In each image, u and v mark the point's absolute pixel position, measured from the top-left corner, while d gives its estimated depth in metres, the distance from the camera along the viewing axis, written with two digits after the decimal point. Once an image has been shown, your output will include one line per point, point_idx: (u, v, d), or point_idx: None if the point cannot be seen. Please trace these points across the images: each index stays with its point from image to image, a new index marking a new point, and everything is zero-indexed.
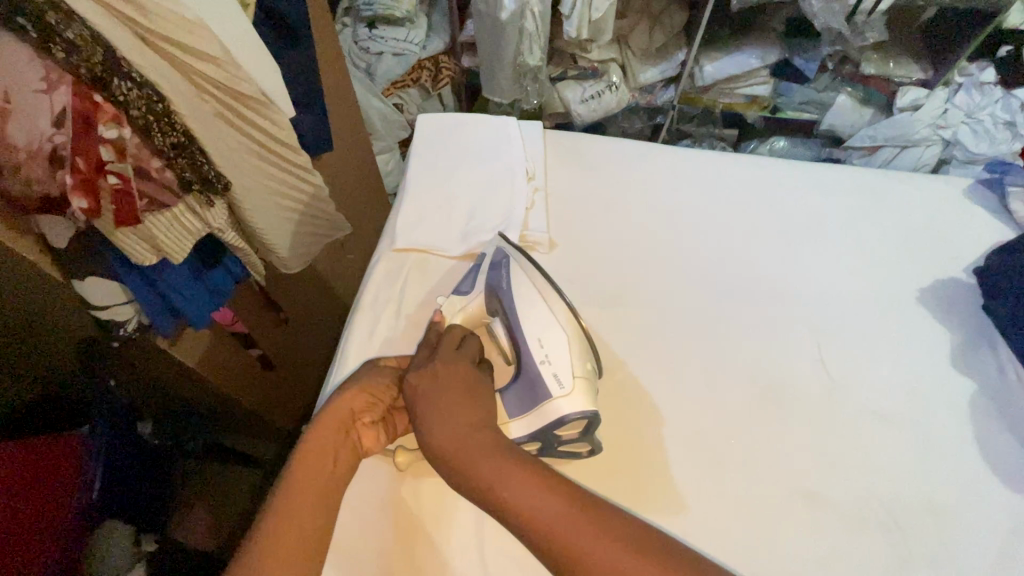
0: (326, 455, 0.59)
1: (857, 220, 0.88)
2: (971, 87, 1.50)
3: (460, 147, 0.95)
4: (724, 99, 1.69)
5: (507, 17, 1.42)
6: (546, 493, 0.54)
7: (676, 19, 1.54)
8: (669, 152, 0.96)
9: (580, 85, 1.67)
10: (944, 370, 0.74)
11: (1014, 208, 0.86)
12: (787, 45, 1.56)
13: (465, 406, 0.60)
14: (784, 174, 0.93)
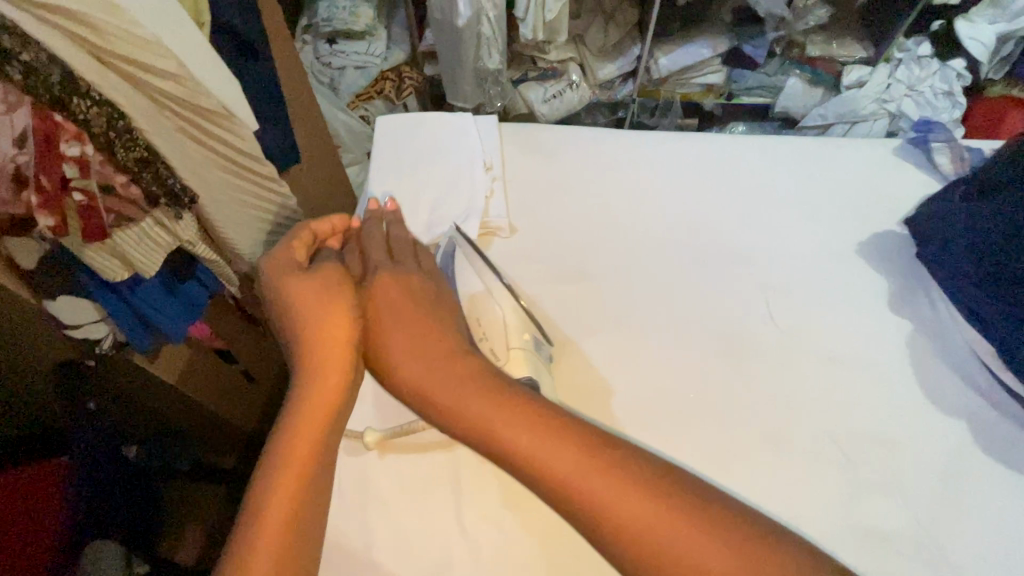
0: (319, 381, 0.57)
1: (800, 184, 0.94)
2: (911, 61, 1.61)
3: (419, 147, 0.98)
4: (680, 89, 1.76)
5: (462, 23, 1.46)
6: (492, 408, 0.52)
7: (629, 16, 1.63)
8: (617, 138, 1.00)
9: (541, 85, 1.72)
10: (888, 316, 0.79)
11: (939, 160, 0.92)
12: (737, 34, 1.63)
13: (417, 331, 0.59)
14: (731, 147, 0.98)
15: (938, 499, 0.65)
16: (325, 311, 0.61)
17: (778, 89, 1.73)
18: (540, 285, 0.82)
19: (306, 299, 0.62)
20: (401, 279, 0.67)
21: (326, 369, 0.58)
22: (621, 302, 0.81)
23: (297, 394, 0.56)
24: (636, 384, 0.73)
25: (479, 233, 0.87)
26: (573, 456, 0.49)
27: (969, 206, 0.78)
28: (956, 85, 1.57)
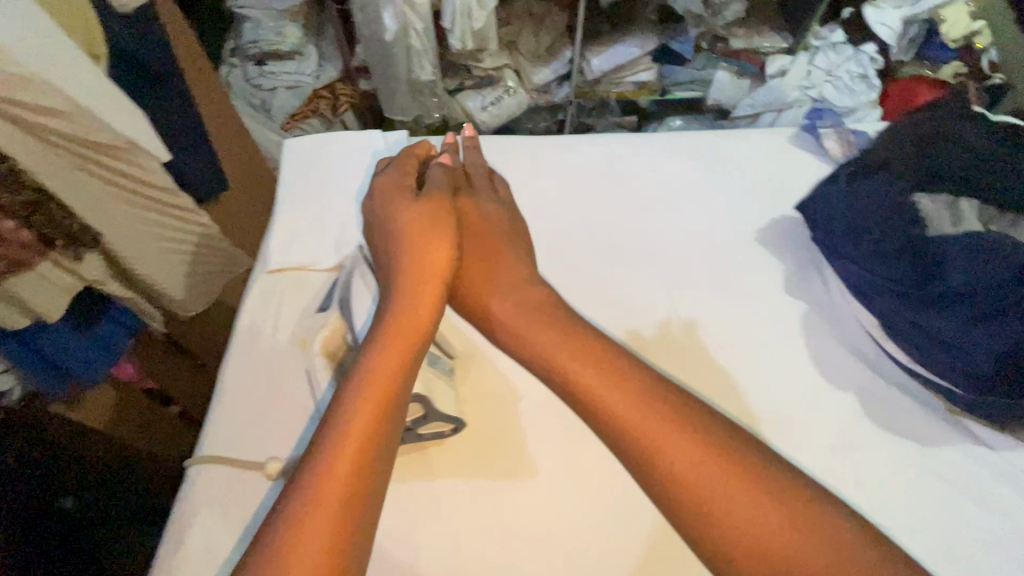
0: (424, 277, 0.65)
1: (702, 178, 0.97)
2: (827, 48, 1.64)
3: (328, 167, 0.98)
4: (615, 89, 1.79)
5: (391, 38, 1.48)
6: (564, 352, 0.57)
7: (559, 20, 1.66)
8: (522, 144, 1.01)
9: (478, 93, 1.74)
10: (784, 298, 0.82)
11: (828, 146, 0.97)
12: (662, 31, 1.70)
13: (509, 272, 0.68)
14: (637, 147, 1.01)
15: (835, 461, 0.68)
16: (429, 241, 0.69)
17: (709, 83, 1.78)
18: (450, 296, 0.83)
19: (410, 229, 0.70)
20: (486, 222, 0.77)
21: (424, 291, 0.64)
22: None
23: (390, 308, 0.61)
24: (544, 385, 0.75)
25: None
26: (636, 402, 0.52)
27: (852, 186, 0.82)
28: (869, 69, 1.59)
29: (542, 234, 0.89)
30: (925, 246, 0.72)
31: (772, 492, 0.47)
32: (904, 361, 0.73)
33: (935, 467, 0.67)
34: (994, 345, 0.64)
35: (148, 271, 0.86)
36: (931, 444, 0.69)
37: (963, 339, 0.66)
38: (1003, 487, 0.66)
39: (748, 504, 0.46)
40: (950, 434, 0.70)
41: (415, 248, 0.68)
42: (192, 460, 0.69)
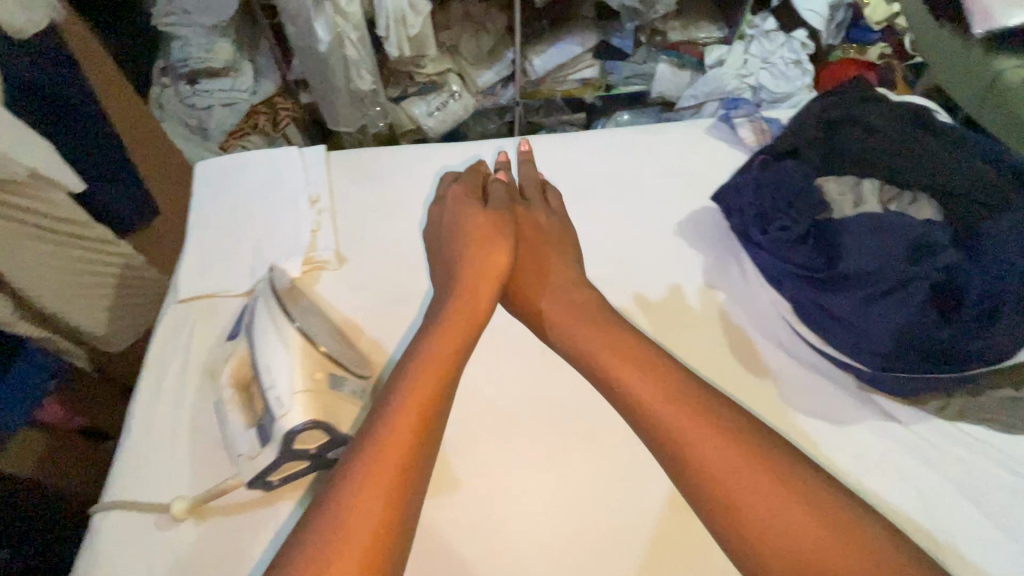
0: (481, 290, 0.69)
1: (622, 174, 0.97)
2: (761, 36, 1.70)
3: (243, 187, 0.95)
4: (560, 88, 1.78)
5: (325, 48, 1.44)
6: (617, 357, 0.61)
7: (499, 21, 1.64)
8: (442, 157, 1.00)
9: (423, 100, 1.72)
10: (705, 290, 0.83)
11: (743, 135, 0.98)
12: (602, 29, 1.70)
13: (567, 287, 0.72)
14: (558, 146, 1.01)
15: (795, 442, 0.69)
16: (486, 245, 0.74)
17: (650, 77, 1.77)
18: (370, 317, 0.82)
19: (470, 234, 0.76)
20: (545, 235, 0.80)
21: (469, 299, 0.67)
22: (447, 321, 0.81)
23: (450, 311, 0.66)
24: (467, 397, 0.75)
25: (304, 270, 0.85)
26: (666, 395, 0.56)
27: (757, 176, 0.83)
28: (802, 54, 1.66)
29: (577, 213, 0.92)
30: (826, 232, 0.74)
31: (804, 495, 0.49)
32: (817, 344, 0.74)
33: (851, 447, 0.68)
34: (897, 323, 0.65)
35: (67, 309, 0.87)
36: (844, 424, 0.70)
37: (869, 318, 0.67)
38: (926, 455, 0.67)
39: (778, 506, 0.48)
40: (864, 413, 0.70)
41: (470, 253, 0.73)
42: (98, 506, 0.65)
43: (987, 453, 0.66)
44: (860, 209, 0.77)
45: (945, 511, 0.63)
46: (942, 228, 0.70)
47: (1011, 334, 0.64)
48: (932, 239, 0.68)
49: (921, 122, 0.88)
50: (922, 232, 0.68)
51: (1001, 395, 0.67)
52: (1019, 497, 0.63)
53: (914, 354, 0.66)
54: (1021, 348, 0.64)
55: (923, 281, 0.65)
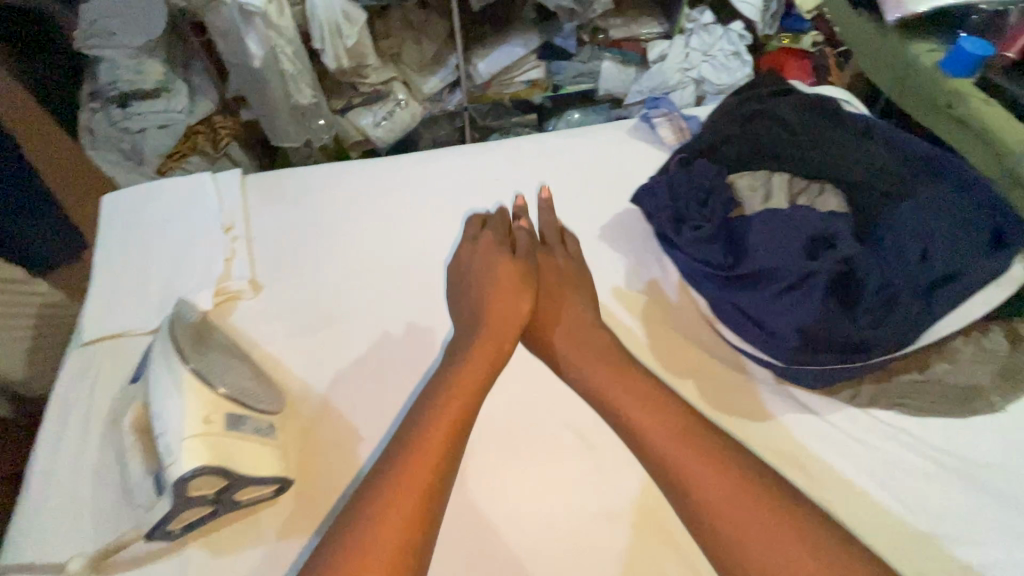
0: (501, 332, 0.70)
1: (546, 180, 0.97)
2: (700, 29, 1.67)
3: (154, 218, 0.91)
4: (508, 91, 1.75)
5: (259, 63, 1.31)
6: (634, 399, 0.61)
7: (439, 27, 1.62)
8: (359, 173, 0.98)
9: (369, 110, 1.67)
10: (627, 292, 0.82)
11: (662, 134, 0.99)
12: (543, 29, 1.66)
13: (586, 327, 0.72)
14: (481, 157, 1.00)
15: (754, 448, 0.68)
16: (508, 287, 0.74)
17: (597, 74, 1.76)
18: (283, 343, 0.79)
19: (490, 271, 0.76)
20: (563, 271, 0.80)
21: (489, 343, 0.68)
22: (364, 344, 0.79)
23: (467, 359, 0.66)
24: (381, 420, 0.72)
25: (217, 300, 0.82)
26: (674, 431, 0.58)
27: (669, 176, 0.83)
28: (740, 45, 1.65)
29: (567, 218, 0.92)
30: (733, 229, 0.75)
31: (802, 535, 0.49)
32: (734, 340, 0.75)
33: (766, 442, 0.68)
34: (801, 318, 0.65)
35: None
36: (760, 418, 0.70)
37: (776, 314, 0.67)
38: (845, 447, 0.67)
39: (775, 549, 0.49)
40: (779, 406, 0.71)
41: (495, 290, 0.74)
42: None
43: (896, 437, 0.67)
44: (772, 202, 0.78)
45: (858, 500, 0.63)
46: (845, 219, 0.71)
47: (909, 323, 0.64)
48: (836, 230, 0.68)
49: (827, 112, 0.90)
50: (826, 224, 0.69)
51: (906, 378, 0.68)
52: (930, 479, 0.64)
53: (820, 346, 0.66)
54: (924, 335, 0.65)
55: (820, 272, 0.65)
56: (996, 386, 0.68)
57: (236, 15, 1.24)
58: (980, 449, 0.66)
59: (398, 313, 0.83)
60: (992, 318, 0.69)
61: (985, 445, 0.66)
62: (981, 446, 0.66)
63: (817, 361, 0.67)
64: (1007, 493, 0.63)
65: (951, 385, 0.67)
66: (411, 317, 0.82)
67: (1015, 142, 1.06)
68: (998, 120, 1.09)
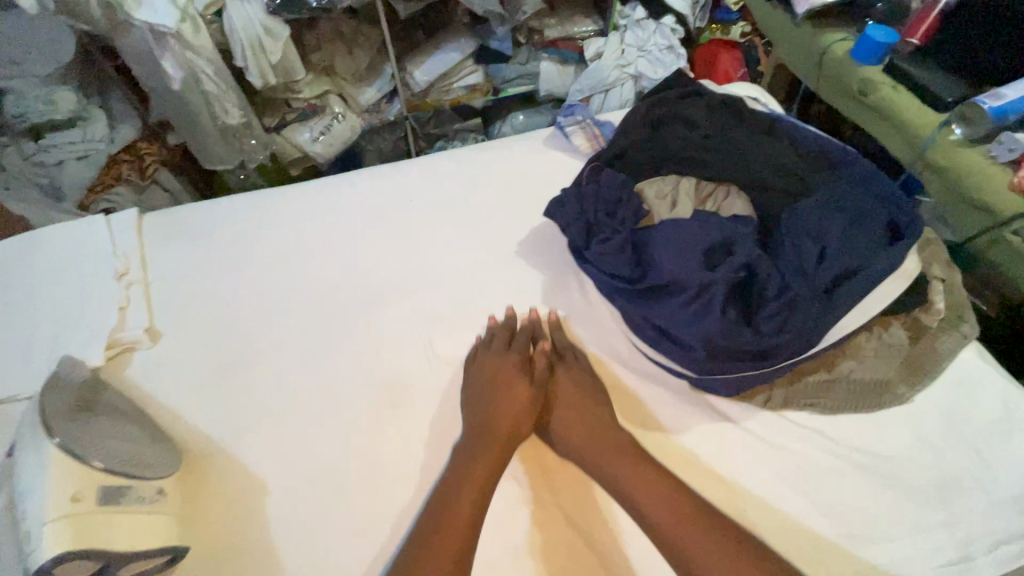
0: (498, 425, 0.68)
1: (462, 197, 0.94)
2: (633, 25, 1.61)
3: (39, 268, 0.85)
4: (448, 97, 1.68)
5: (179, 87, 1.22)
6: (636, 481, 0.62)
7: (373, 37, 1.55)
8: (265, 205, 0.93)
9: (306, 125, 1.59)
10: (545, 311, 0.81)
11: (576, 142, 0.98)
12: (478, 33, 1.60)
13: (586, 402, 0.70)
14: (394, 177, 0.97)
15: (681, 466, 0.67)
16: (513, 400, 0.71)
17: (536, 76, 1.70)
18: (183, 396, 0.74)
19: (492, 383, 0.72)
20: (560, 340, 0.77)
21: (492, 459, 0.65)
22: (270, 388, 0.75)
23: (469, 458, 0.65)
24: (288, 470, 0.68)
25: (109, 355, 0.77)
26: (677, 516, 0.59)
27: (578, 188, 0.80)
28: (673, 38, 1.59)
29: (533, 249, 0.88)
30: (639, 240, 0.73)
31: None
32: (648, 350, 0.74)
33: (685, 454, 0.67)
34: (706, 329, 0.65)
35: None
36: (678, 430, 0.69)
37: (684, 327, 0.66)
38: (767, 454, 0.67)
39: None
40: (698, 416, 0.70)
41: (497, 391, 0.71)
42: None
43: (810, 438, 0.67)
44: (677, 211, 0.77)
45: (774, 507, 0.63)
46: (748, 224, 0.71)
47: (811, 322, 0.65)
48: (732, 237, 0.68)
49: (735, 111, 0.90)
50: (726, 233, 0.68)
51: (814, 379, 0.69)
52: (847, 480, 0.64)
53: (725, 355, 0.67)
54: (826, 333, 0.66)
55: (719, 282, 0.64)
56: (901, 378, 0.69)
57: (147, 36, 1.14)
58: (892, 443, 0.66)
59: (308, 351, 0.78)
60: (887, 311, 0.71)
61: (897, 438, 0.66)
62: (894, 441, 0.66)
63: (725, 368, 0.67)
64: (919, 487, 0.63)
65: (857, 381, 0.68)
66: (322, 355, 0.78)
67: (924, 126, 1.08)
68: (908, 105, 1.12)
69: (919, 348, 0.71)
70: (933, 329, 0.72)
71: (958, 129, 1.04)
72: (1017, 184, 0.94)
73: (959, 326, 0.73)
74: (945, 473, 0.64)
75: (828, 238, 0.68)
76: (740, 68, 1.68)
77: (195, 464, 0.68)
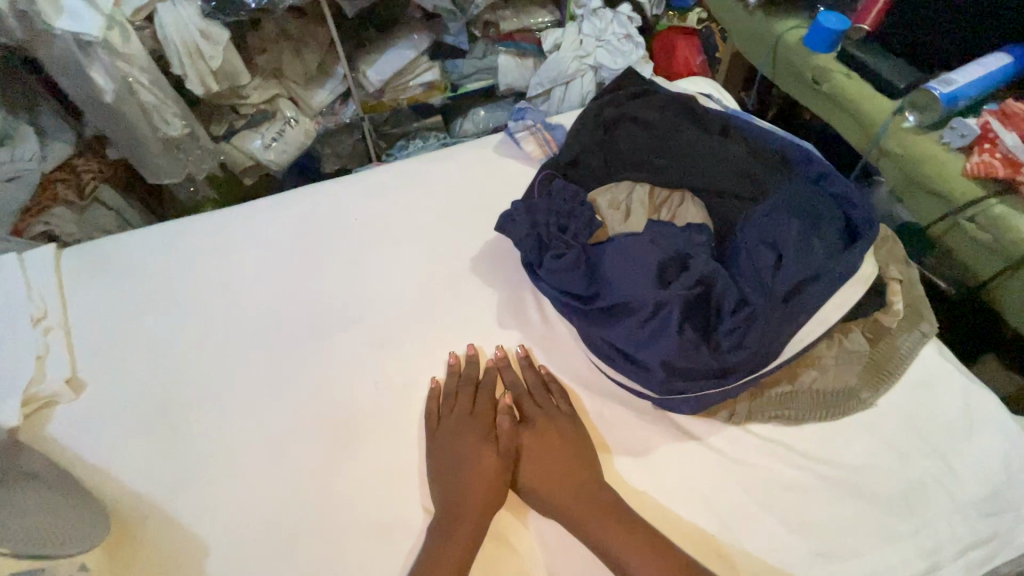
0: (469, 495, 0.62)
1: (410, 213, 0.89)
2: (590, 15, 1.55)
3: None
4: (404, 96, 1.59)
5: (113, 99, 1.14)
6: (627, 547, 0.58)
7: (321, 36, 1.45)
8: (197, 232, 0.87)
9: (256, 131, 1.51)
10: (503, 333, 0.77)
11: (528, 149, 0.94)
12: (431, 27, 1.52)
13: (560, 456, 0.65)
14: (337, 195, 0.91)
15: (646, 492, 0.64)
16: (481, 467, 0.64)
17: (495, 70, 1.62)
18: (113, 452, 0.68)
19: (456, 449, 0.66)
20: (527, 387, 0.72)
21: (464, 537, 0.59)
22: (208, 435, 0.69)
23: (441, 536, 0.60)
24: (230, 527, 0.63)
25: (26, 412, 0.70)
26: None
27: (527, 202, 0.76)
28: (631, 27, 1.54)
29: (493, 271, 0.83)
30: (591, 257, 0.70)
31: None
32: (604, 368, 0.71)
33: (650, 476, 0.65)
34: (666, 351, 0.62)
35: None
36: (642, 452, 0.67)
37: (643, 350, 0.64)
38: (732, 472, 0.65)
39: None
40: (662, 436, 0.67)
41: (461, 453, 0.65)
42: None
43: (776, 452, 0.65)
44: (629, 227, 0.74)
45: (743, 527, 0.61)
46: (702, 235, 0.69)
47: (771, 332, 0.63)
48: (685, 253, 0.67)
49: (687, 110, 0.87)
50: (679, 249, 0.67)
51: (778, 391, 0.67)
52: (815, 495, 0.62)
53: (686, 374, 0.64)
54: (785, 343, 0.64)
55: (673, 301, 0.62)
56: (864, 383, 0.68)
57: (72, 46, 1.06)
58: (857, 451, 0.65)
59: (248, 392, 0.72)
60: (848, 316, 0.70)
61: (861, 445, 0.65)
62: (858, 448, 0.65)
63: (689, 387, 0.64)
64: (885, 496, 0.62)
65: (821, 391, 0.67)
66: (263, 393, 0.72)
67: (877, 113, 1.08)
68: (860, 94, 1.11)
69: (880, 351, 0.70)
70: (893, 330, 0.71)
71: (910, 116, 1.03)
72: (969, 170, 0.93)
73: (919, 324, 0.72)
74: (911, 480, 0.63)
75: (785, 246, 0.66)
76: (700, 56, 1.64)
77: (129, 526, 0.63)
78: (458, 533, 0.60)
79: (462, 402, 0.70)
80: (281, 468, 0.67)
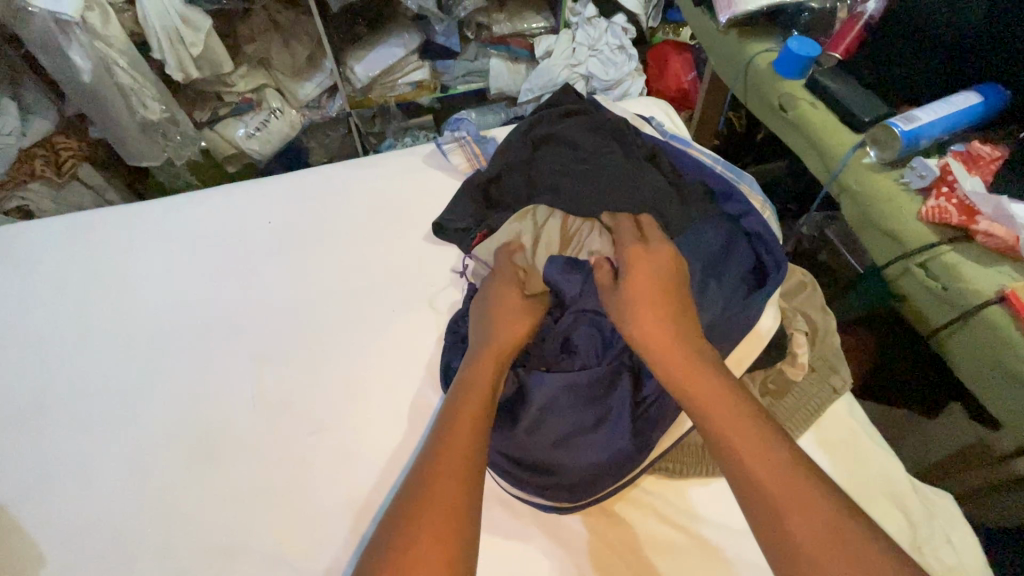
0: (484, 362, 0.61)
1: (325, 220, 0.88)
2: (584, 24, 1.50)
3: None
4: (392, 94, 1.55)
5: (89, 78, 1.14)
6: (725, 406, 0.50)
7: (311, 28, 1.42)
8: (105, 228, 0.88)
9: (240, 120, 1.47)
10: (415, 358, 0.75)
11: (455, 162, 0.93)
12: (424, 28, 1.48)
13: (669, 303, 0.60)
14: (256, 194, 0.91)
15: (506, 535, 0.63)
16: (503, 340, 0.64)
17: (486, 74, 1.59)
18: (27, 453, 0.68)
19: (490, 325, 0.66)
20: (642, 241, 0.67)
21: (482, 394, 0.57)
22: (72, 441, 0.69)
23: (459, 394, 0.57)
24: (118, 537, 0.63)
25: None
26: (768, 460, 0.46)
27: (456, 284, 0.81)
28: (625, 39, 1.49)
29: (398, 288, 0.81)
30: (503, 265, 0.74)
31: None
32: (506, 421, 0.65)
33: (515, 517, 0.64)
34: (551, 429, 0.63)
35: None
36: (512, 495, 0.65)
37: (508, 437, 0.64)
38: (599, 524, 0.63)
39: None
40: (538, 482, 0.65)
41: (493, 333, 0.65)
42: None
43: (649, 503, 0.65)
44: (537, 265, 0.74)
45: None
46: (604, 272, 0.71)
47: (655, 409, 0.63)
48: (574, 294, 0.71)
49: (618, 132, 0.83)
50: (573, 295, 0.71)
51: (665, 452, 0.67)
52: (680, 553, 0.61)
53: (561, 454, 0.63)
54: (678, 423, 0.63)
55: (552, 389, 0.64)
56: None
57: (50, 24, 1.05)
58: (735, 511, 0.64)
59: (118, 396, 0.73)
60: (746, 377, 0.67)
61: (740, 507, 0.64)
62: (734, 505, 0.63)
63: (561, 466, 0.63)
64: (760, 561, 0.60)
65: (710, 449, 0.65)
66: (131, 401, 0.72)
67: (837, 146, 0.94)
68: (824, 127, 0.96)
69: (784, 405, 0.66)
70: (800, 384, 0.67)
71: (871, 152, 0.89)
72: (923, 215, 0.81)
73: (830, 378, 0.68)
74: None
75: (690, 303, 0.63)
76: (692, 72, 1.56)
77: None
78: (472, 396, 0.57)
79: (379, 433, 0.69)
80: (173, 495, 0.65)
